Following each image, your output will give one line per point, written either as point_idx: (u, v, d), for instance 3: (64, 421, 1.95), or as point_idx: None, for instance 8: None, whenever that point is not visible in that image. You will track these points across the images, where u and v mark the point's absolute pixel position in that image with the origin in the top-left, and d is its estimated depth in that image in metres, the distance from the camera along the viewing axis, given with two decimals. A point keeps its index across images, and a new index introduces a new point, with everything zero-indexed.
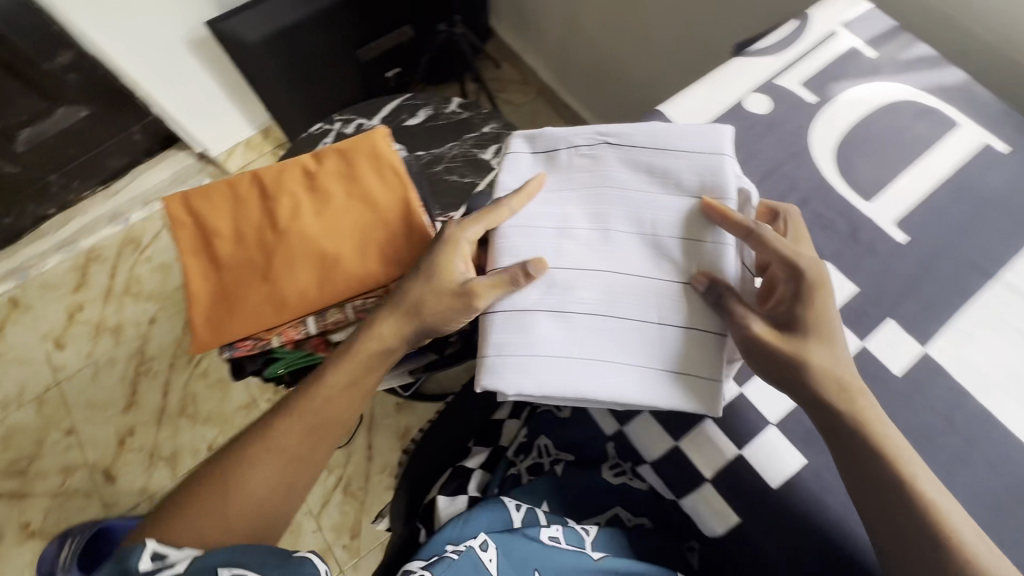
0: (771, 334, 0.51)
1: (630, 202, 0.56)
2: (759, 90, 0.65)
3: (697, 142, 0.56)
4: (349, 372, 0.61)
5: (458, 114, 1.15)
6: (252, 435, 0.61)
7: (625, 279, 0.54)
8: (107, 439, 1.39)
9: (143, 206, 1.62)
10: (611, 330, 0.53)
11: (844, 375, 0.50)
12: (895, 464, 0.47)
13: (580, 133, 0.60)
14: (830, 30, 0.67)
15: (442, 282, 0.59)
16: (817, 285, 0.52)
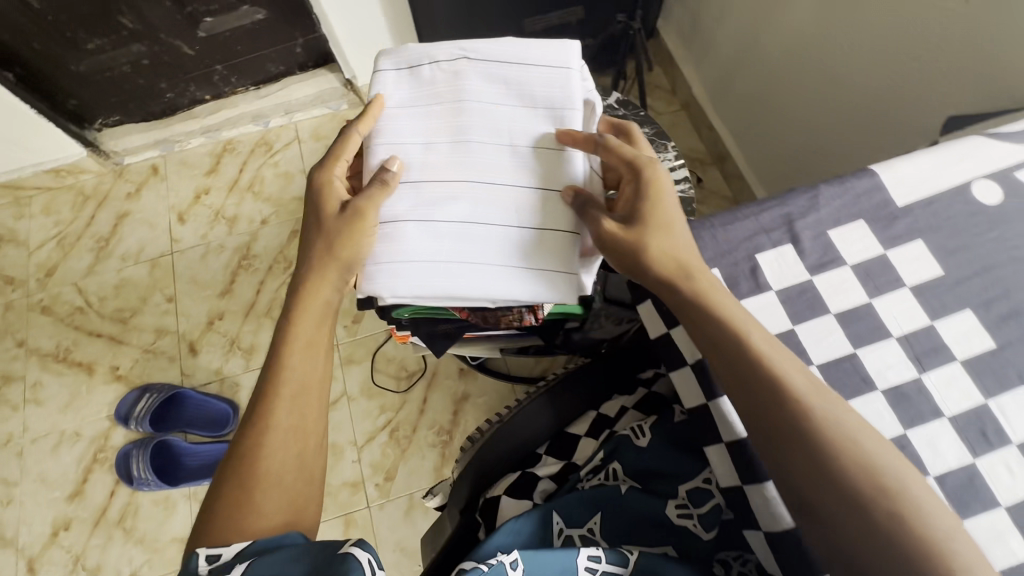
0: (617, 227, 0.58)
1: (489, 118, 0.63)
2: (993, 178, 0.57)
3: (544, 57, 0.64)
4: (302, 322, 0.62)
5: (614, 110, 1.11)
6: (247, 418, 0.59)
7: (489, 189, 0.61)
8: (199, 316, 1.50)
9: (283, 115, 1.70)
10: (476, 233, 0.60)
11: (685, 250, 0.56)
12: (760, 360, 0.49)
13: (439, 51, 0.65)
14: None
15: (327, 197, 0.65)
16: (649, 173, 0.60)
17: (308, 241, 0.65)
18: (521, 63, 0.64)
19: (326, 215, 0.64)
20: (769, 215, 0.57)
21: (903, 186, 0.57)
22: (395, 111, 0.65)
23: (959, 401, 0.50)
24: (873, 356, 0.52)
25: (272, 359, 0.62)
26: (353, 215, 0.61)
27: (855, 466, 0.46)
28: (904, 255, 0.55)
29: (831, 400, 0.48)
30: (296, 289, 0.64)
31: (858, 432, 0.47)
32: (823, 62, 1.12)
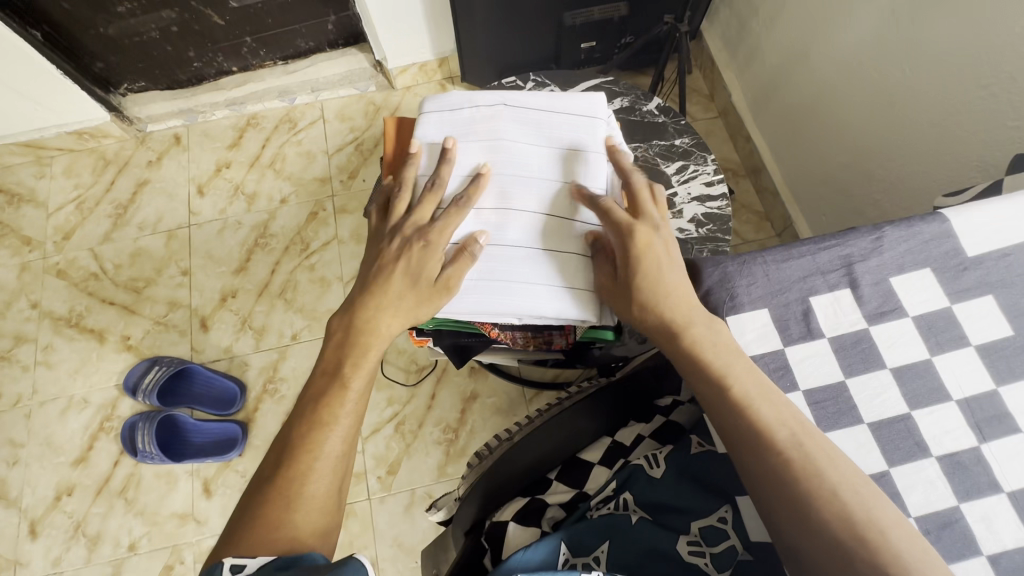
0: (609, 284, 0.59)
1: (521, 155, 0.64)
2: None
3: (575, 105, 0.66)
4: (367, 355, 0.59)
5: (654, 117, 1.06)
6: (294, 438, 0.56)
7: (512, 215, 0.61)
8: (213, 292, 1.49)
9: (310, 92, 1.67)
10: (497, 255, 0.60)
11: (676, 297, 0.54)
12: (745, 407, 0.48)
13: (478, 95, 0.67)
14: None
15: (423, 265, 0.60)
16: (639, 232, 0.57)
17: (390, 279, 0.61)
18: (554, 110, 0.65)
19: (412, 267, 0.60)
20: (826, 254, 0.53)
21: (980, 233, 0.53)
22: (427, 144, 0.66)
23: (1020, 476, 0.46)
24: (929, 420, 0.48)
25: (329, 384, 0.58)
26: (442, 291, 0.59)
27: (840, 520, 0.44)
28: (971, 312, 0.51)
29: (817, 449, 0.46)
30: (364, 317, 0.60)
31: (842, 484, 0.45)
32: (879, 84, 1.06)
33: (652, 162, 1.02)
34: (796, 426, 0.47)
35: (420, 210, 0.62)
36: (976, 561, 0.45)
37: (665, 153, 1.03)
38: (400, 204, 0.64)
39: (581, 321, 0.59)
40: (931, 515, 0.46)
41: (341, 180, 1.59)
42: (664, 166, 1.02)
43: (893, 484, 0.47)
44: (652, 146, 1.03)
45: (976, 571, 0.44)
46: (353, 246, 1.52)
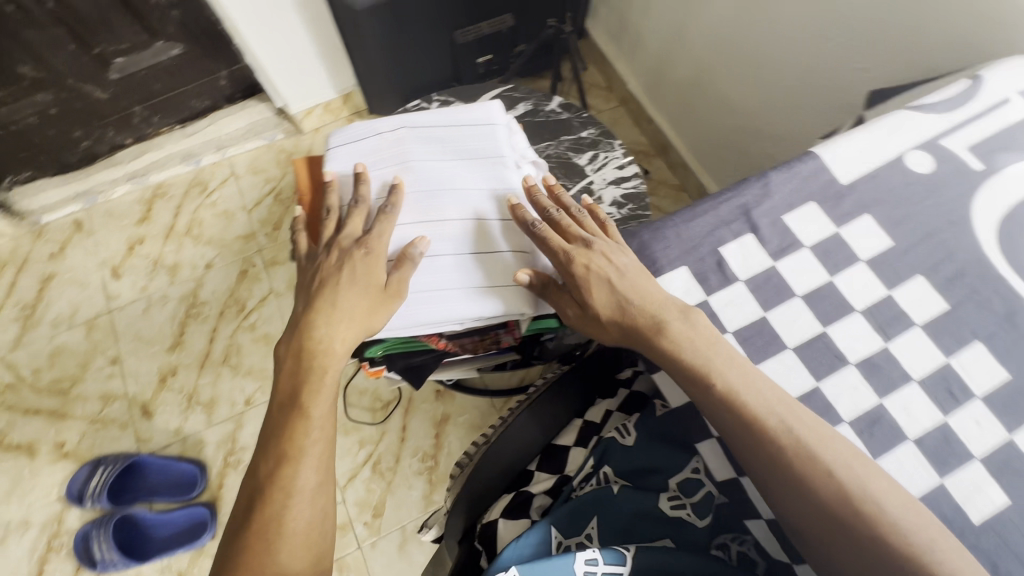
0: (579, 313, 0.60)
1: (431, 171, 0.66)
2: (921, 148, 0.62)
3: (474, 117, 0.69)
4: (324, 377, 0.57)
5: (558, 114, 1.12)
6: (266, 479, 0.54)
7: (433, 228, 0.63)
8: (149, 375, 1.40)
9: (216, 151, 1.62)
10: (426, 269, 0.62)
11: (635, 305, 0.55)
12: (691, 363, 0.52)
13: (378, 123, 0.68)
14: (1014, 94, 0.63)
15: (366, 272, 0.59)
16: (578, 257, 0.60)
17: (337, 295, 0.59)
18: (455, 125, 0.68)
19: (357, 277, 0.59)
20: (727, 208, 0.58)
21: (847, 164, 0.60)
22: (339, 176, 0.66)
23: (924, 364, 0.53)
24: (841, 333, 0.54)
25: (291, 416, 0.56)
26: (393, 296, 0.59)
27: (784, 446, 0.49)
28: (857, 230, 0.58)
29: (759, 387, 0.50)
30: (314, 338, 0.58)
31: (783, 413, 0.49)
32: (748, 50, 1.17)
33: (565, 157, 1.07)
34: (738, 371, 0.51)
35: (348, 224, 0.62)
36: (906, 445, 0.50)
37: (575, 146, 1.09)
38: (329, 225, 0.64)
39: (521, 311, 0.62)
40: (860, 416, 0.51)
41: (267, 233, 1.55)
42: (576, 158, 1.08)
43: (824, 397, 0.52)
44: (561, 142, 1.09)
45: (907, 455, 0.50)
46: (291, 296, 1.48)
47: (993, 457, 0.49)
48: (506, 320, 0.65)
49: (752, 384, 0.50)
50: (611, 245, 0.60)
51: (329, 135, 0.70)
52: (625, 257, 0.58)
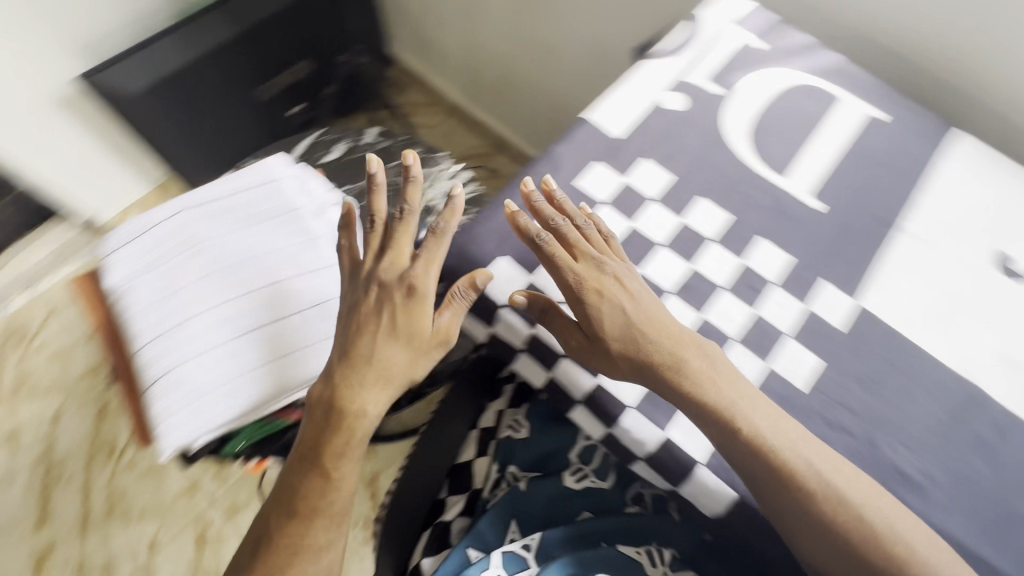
0: (581, 339, 0.53)
1: (224, 242, 0.59)
2: (673, 89, 0.69)
3: (256, 177, 0.64)
4: (352, 439, 0.51)
5: (378, 143, 1.12)
6: (275, 539, 0.50)
7: (245, 299, 0.56)
8: (18, 567, 1.19)
9: (24, 290, 1.42)
10: (253, 343, 0.55)
11: (652, 340, 0.51)
12: (625, 316, 0.52)
13: (151, 213, 0.61)
14: (722, 26, 0.74)
15: (415, 318, 0.52)
16: (591, 281, 0.53)
17: (376, 346, 0.51)
18: (237, 189, 0.62)
19: (399, 322, 0.51)
20: (526, 189, 0.62)
21: (615, 121, 0.66)
22: (119, 282, 0.58)
23: (724, 271, 0.59)
24: (655, 269, 0.59)
25: (306, 468, 0.51)
26: (439, 342, 0.53)
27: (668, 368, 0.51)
28: (639, 174, 0.64)
29: (658, 320, 0.53)
30: (348, 391, 0.50)
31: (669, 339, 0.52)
32: (536, 35, 1.25)
33: (398, 182, 1.08)
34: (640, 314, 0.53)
35: (395, 240, 0.55)
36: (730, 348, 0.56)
37: (404, 170, 1.10)
38: (375, 234, 0.56)
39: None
40: None
41: None
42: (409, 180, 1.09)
43: None
44: (390, 169, 1.09)
45: (736, 355, 0.55)
46: None
47: (802, 329, 0.57)
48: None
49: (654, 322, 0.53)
50: (624, 268, 0.55)
51: (99, 243, 0.61)
52: (636, 281, 0.55)
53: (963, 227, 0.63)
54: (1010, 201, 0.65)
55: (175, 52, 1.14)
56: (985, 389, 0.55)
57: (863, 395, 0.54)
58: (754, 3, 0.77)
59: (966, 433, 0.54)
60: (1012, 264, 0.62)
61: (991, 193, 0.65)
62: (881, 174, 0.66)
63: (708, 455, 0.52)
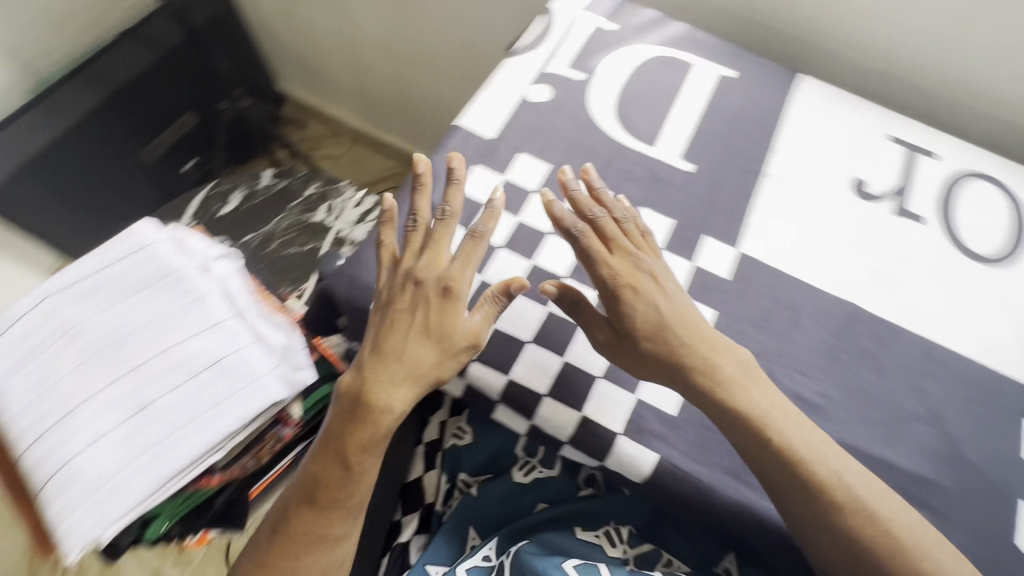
0: (610, 334, 0.53)
1: (102, 321, 0.56)
2: (537, 82, 0.72)
3: (124, 246, 0.60)
4: (376, 433, 0.50)
5: (276, 185, 1.09)
6: (293, 522, 0.51)
7: (134, 375, 0.54)
8: None
9: None
10: (151, 418, 0.52)
11: (685, 343, 0.51)
12: (653, 308, 0.52)
13: (12, 307, 0.56)
14: (574, 16, 0.77)
15: (442, 320, 0.51)
16: (626, 276, 0.52)
17: (405, 343, 0.50)
18: (106, 263, 0.59)
19: (431, 321, 0.51)
20: (409, 204, 0.62)
21: (486, 122, 0.68)
22: None
23: None
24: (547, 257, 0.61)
25: (325, 454, 0.51)
26: (468, 348, 0.52)
27: (697, 376, 0.50)
28: (518, 169, 0.65)
29: (690, 322, 0.52)
30: (376, 385, 0.50)
31: (695, 340, 0.51)
32: (418, 47, 1.26)
33: (302, 221, 1.06)
34: (669, 312, 0.52)
35: (430, 241, 0.54)
36: None
37: (307, 207, 1.08)
38: (413, 234, 0.55)
39: (274, 397, 0.55)
40: None
41: None
42: (314, 216, 1.07)
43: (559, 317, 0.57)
44: (292, 209, 1.07)
45: None
46: None
47: (692, 286, 0.60)
48: (272, 419, 0.58)
49: (685, 317, 0.52)
50: (661, 266, 0.55)
51: None
52: (672, 283, 0.54)
53: (819, 162, 0.68)
54: (855, 130, 0.71)
55: (33, 130, 1.05)
56: (860, 305, 0.60)
57: (756, 335, 0.58)
58: None
59: (851, 349, 0.58)
60: (866, 187, 0.67)
61: (839, 127, 0.71)
62: (740, 127, 0.70)
63: (624, 424, 0.54)
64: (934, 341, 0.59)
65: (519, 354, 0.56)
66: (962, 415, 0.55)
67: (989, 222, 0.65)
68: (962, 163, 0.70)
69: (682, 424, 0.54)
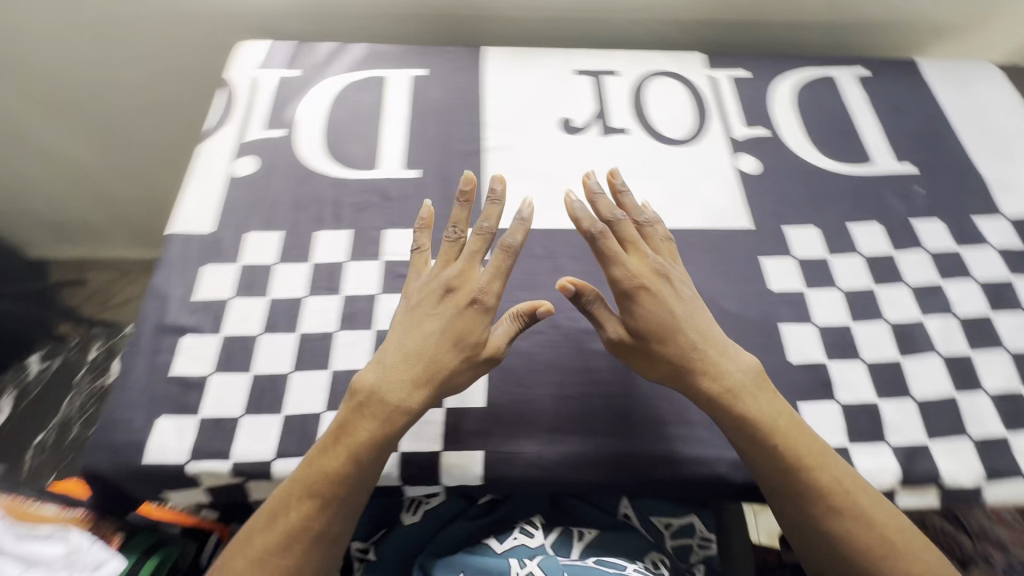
0: (626, 334, 0.54)
1: None
2: (240, 155, 0.69)
3: None
4: (390, 429, 0.50)
5: (48, 367, 0.97)
6: (288, 516, 0.48)
7: None
8: None
9: None
10: None
11: (699, 344, 0.53)
12: (666, 310, 0.53)
13: None
14: (251, 76, 0.75)
15: (468, 334, 0.52)
16: (643, 279, 0.53)
17: (429, 340, 0.52)
18: None
19: (460, 329, 0.52)
20: (147, 337, 0.57)
21: (200, 218, 0.65)
22: None
23: (371, 279, 0.61)
24: (311, 319, 0.59)
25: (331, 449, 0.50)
26: (489, 361, 0.53)
27: (710, 388, 0.52)
28: (250, 250, 0.63)
29: (700, 329, 0.53)
30: (406, 388, 0.51)
31: (707, 348, 0.53)
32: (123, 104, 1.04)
33: (97, 389, 0.94)
34: (683, 322, 0.53)
35: (466, 254, 0.55)
36: None
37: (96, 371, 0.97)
38: (451, 246, 0.56)
39: None
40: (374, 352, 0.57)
41: None
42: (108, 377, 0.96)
43: (344, 371, 0.56)
44: (78, 384, 0.95)
45: None
46: None
47: None
48: None
49: (695, 318, 0.54)
50: (679, 272, 0.56)
51: None
52: (688, 286, 0.55)
53: (527, 119, 0.73)
54: (546, 78, 0.77)
55: None
56: None
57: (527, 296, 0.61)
58: (268, 41, 0.79)
59: None
60: (572, 122, 0.73)
61: (531, 79, 0.77)
62: (448, 116, 0.73)
63: (443, 439, 0.54)
64: (670, 227, 0.66)
65: (319, 428, 0.53)
66: (714, 277, 0.63)
67: (676, 111, 0.74)
68: (639, 69, 0.78)
69: (498, 413, 0.55)
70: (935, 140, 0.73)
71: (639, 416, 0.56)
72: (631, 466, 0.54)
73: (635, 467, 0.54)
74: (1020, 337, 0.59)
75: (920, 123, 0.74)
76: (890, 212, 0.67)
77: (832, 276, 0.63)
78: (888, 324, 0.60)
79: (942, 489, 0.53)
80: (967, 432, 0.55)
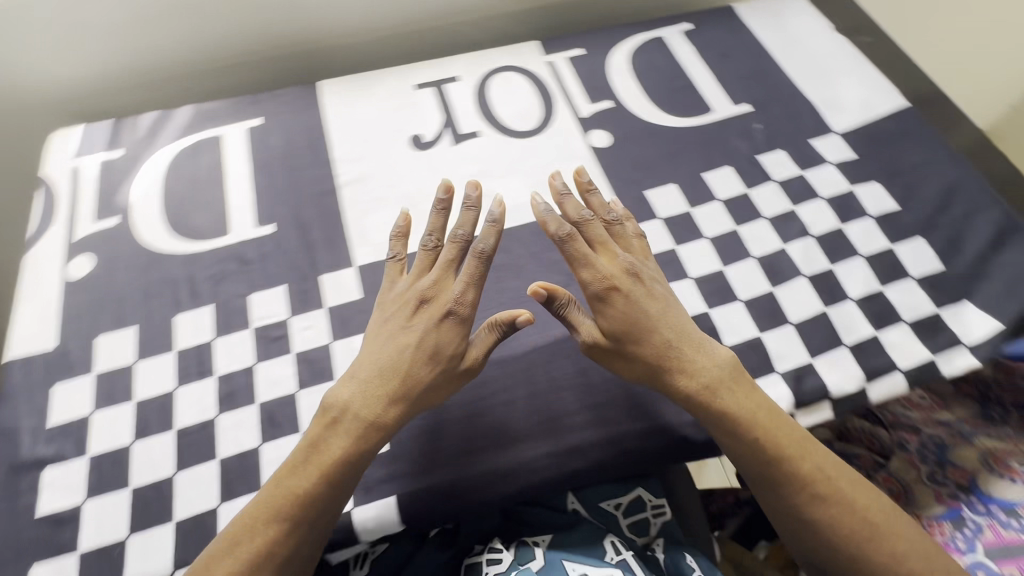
0: (600, 336, 0.52)
1: None
2: (73, 255, 0.64)
3: None
4: (364, 444, 0.48)
5: None
6: (256, 526, 0.46)
7: None
8: None
9: None
10: None
11: (676, 342, 0.51)
12: (637, 311, 0.51)
13: None
14: (71, 167, 0.69)
15: (444, 345, 0.51)
16: (614, 279, 0.52)
17: (406, 356, 0.50)
18: None
19: (436, 343, 0.50)
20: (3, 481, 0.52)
21: (40, 335, 0.59)
22: None
23: (244, 350, 0.58)
24: (186, 409, 0.55)
25: (305, 463, 0.48)
26: (466, 372, 0.52)
27: (692, 386, 0.50)
28: (104, 354, 0.58)
29: (677, 328, 0.52)
30: (384, 405, 0.49)
31: (685, 346, 0.51)
32: None
33: None
34: (660, 324, 0.51)
35: (441, 263, 0.53)
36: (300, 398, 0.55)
37: None
38: (428, 255, 0.54)
39: None
40: (261, 425, 0.54)
41: None
42: None
43: (232, 455, 0.53)
44: None
45: (307, 398, 0.55)
46: None
47: (335, 327, 0.59)
48: None
49: (672, 315, 0.52)
50: (650, 270, 0.54)
51: None
52: (661, 285, 0.54)
53: (376, 145, 0.71)
54: (387, 99, 0.75)
55: None
56: None
57: None
58: (83, 125, 0.73)
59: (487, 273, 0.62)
60: (422, 138, 0.72)
61: (373, 103, 0.75)
62: (294, 161, 0.70)
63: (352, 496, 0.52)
64: None
65: (216, 523, 0.50)
66: None
67: (522, 102, 0.75)
68: (479, 70, 0.78)
69: (426, 444, 0.54)
70: (763, 77, 0.77)
71: (542, 416, 0.55)
72: (610, 452, 0.54)
73: (549, 469, 0.53)
74: (870, 240, 0.64)
75: (748, 63, 0.78)
76: (737, 153, 0.70)
77: (697, 227, 0.65)
78: (756, 260, 0.63)
79: (832, 401, 0.56)
80: (843, 342, 0.58)
